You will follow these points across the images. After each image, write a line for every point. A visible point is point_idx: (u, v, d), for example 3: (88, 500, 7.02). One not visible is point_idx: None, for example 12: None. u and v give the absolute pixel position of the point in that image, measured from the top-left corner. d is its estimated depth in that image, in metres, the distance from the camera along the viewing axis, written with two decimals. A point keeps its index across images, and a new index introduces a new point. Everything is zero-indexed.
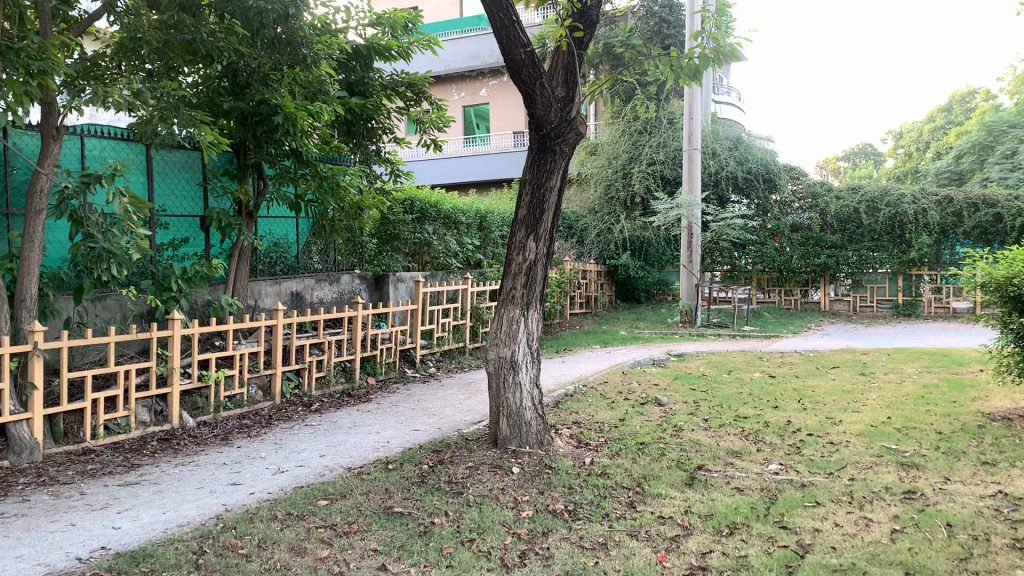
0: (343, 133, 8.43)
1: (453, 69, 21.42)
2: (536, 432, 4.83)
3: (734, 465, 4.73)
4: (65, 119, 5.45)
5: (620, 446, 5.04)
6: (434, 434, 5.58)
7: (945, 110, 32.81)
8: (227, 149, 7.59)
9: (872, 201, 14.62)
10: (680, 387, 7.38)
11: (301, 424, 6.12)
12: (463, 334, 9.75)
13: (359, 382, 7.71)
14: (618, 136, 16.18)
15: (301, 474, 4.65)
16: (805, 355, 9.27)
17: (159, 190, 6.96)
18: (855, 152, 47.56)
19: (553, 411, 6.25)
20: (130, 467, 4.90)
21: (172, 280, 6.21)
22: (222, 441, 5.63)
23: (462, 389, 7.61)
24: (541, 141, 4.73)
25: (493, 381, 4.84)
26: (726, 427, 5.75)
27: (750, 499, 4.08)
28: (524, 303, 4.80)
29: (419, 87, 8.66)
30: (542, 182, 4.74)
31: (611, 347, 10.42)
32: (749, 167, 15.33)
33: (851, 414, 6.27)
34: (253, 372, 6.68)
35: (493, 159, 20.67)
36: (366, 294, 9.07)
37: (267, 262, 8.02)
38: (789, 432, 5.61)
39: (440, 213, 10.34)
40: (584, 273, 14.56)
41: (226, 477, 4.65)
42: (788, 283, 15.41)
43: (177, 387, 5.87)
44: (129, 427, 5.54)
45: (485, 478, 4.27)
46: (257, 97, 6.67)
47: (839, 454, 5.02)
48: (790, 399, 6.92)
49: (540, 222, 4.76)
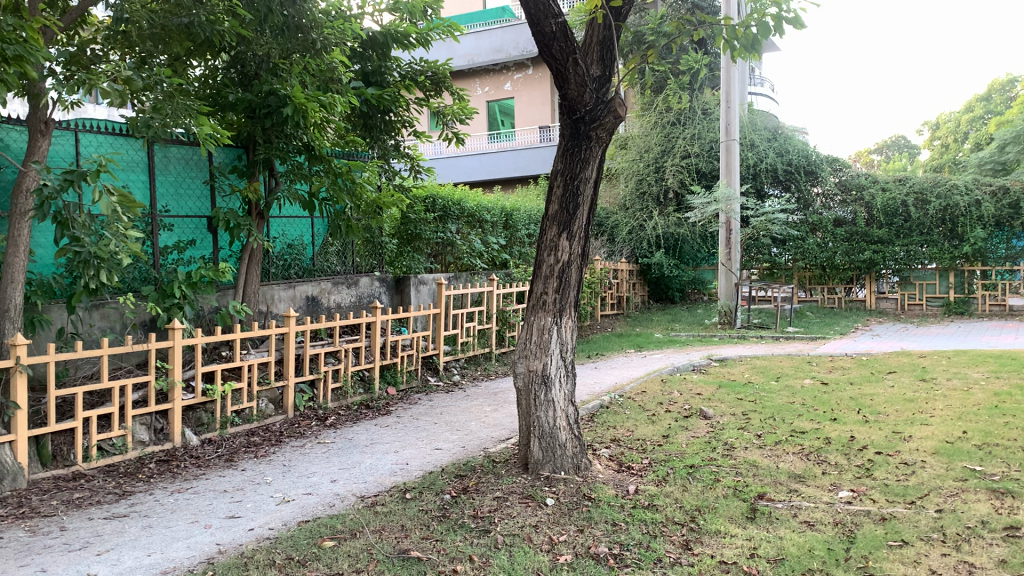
0: (360, 126, 7.92)
1: (477, 63, 20.98)
2: (572, 456, 4.27)
3: (800, 493, 4.14)
4: (54, 112, 5.05)
5: (667, 470, 4.47)
6: (458, 454, 5.06)
7: (984, 100, 31.67)
8: (235, 145, 7.14)
9: (921, 192, 13.90)
10: (726, 396, 6.80)
11: (313, 442, 5.61)
12: (489, 339, 9.22)
13: (379, 393, 7.20)
14: (650, 128, 15.57)
15: (308, 505, 4.12)
16: (858, 359, 8.62)
17: (162, 189, 6.52)
18: (889, 145, 46.47)
19: (588, 426, 5.70)
20: (121, 495, 4.41)
21: (175, 286, 5.77)
22: (227, 462, 5.13)
23: (489, 400, 7.07)
24: (574, 126, 4.18)
25: (523, 398, 4.29)
26: (783, 445, 5.15)
27: (823, 537, 3.51)
28: (556, 310, 4.25)
29: (440, 77, 8.13)
30: (576, 172, 4.18)
31: (646, 351, 9.83)
32: (789, 158, 14.78)
33: (921, 427, 5.65)
34: (263, 385, 6.18)
35: (518, 155, 20.05)
36: (386, 298, 8.57)
37: (281, 265, 7.56)
38: (855, 451, 5.00)
39: (464, 212, 9.83)
40: (616, 272, 13.95)
41: (224, 508, 4.13)
42: (830, 281, 14.73)
43: (178, 403, 5.39)
44: (126, 447, 5.07)
45: (515, 512, 3.72)
46: (265, 87, 6.18)
47: (918, 479, 4.39)
48: (849, 410, 6.31)
49: (574, 218, 4.19)
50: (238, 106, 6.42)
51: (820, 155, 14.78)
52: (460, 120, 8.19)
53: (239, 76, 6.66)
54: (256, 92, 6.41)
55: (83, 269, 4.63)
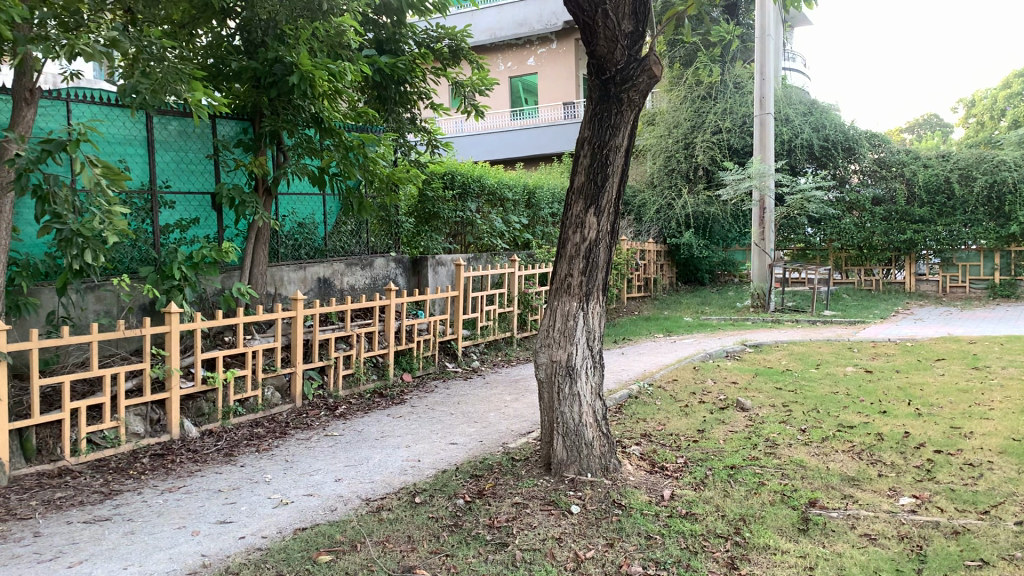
0: (373, 97, 7.49)
1: (499, 37, 20.55)
2: (600, 456, 3.85)
3: (856, 499, 3.68)
4: (40, 78, 4.65)
5: (705, 471, 4.03)
6: (474, 450, 4.65)
7: (1022, 76, 30.67)
8: (241, 116, 6.72)
9: (966, 169, 13.23)
10: (764, 386, 6.34)
11: (319, 435, 5.22)
12: (511, 323, 8.79)
13: (393, 380, 6.80)
14: (680, 103, 15.03)
15: (307, 509, 3.73)
16: (903, 345, 8.10)
17: (162, 163, 6.14)
18: (920, 123, 45.39)
19: (616, 419, 5.27)
20: (108, 495, 4.04)
21: (173, 267, 5.43)
22: (226, 458, 4.76)
23: (509, 389, 6.64)
24: (602, 88, 3.73)
25: (545, 391, 3.88)
26: (831, 442, 4.70)
27: (888, 554, 3.06)
28: (583, 294, 3.82)
29: (459, 46, 7.68)
30: (606, 140, 3.72)
31: (676, 336, 9.37)
32: (826, 134, 14.20)
33: (982, 421, 5.16)
34: (269, 372, 5.80)
35: (541, 132, 19.51)
36: (402, 280, 8.19)
37: (291, 245, 7.15)
38: (911, 449, 4.52)
39: (484, 189, 9.39)
40: (643, 253, 13.47)
41: (216, 512, 3.75)
42: (868, 262, 14.19)
43: (176, 392, 5.01)
44: (118, 440, 4.71)
45: (536, 521, 3.31)
46: (270, 54, 5.76)
47: (987, 483, 3.91)
48: (898, 401, 5.82)
49: (602, 191, 3.74)
50: (243, 75, 6.02)
51: (858, 130, 14.23)
52: (480, 91, 7.73)
53: (244, 42, 6.24)
54: (261, 60, 5.99)
55: (65, 248, 4.27)
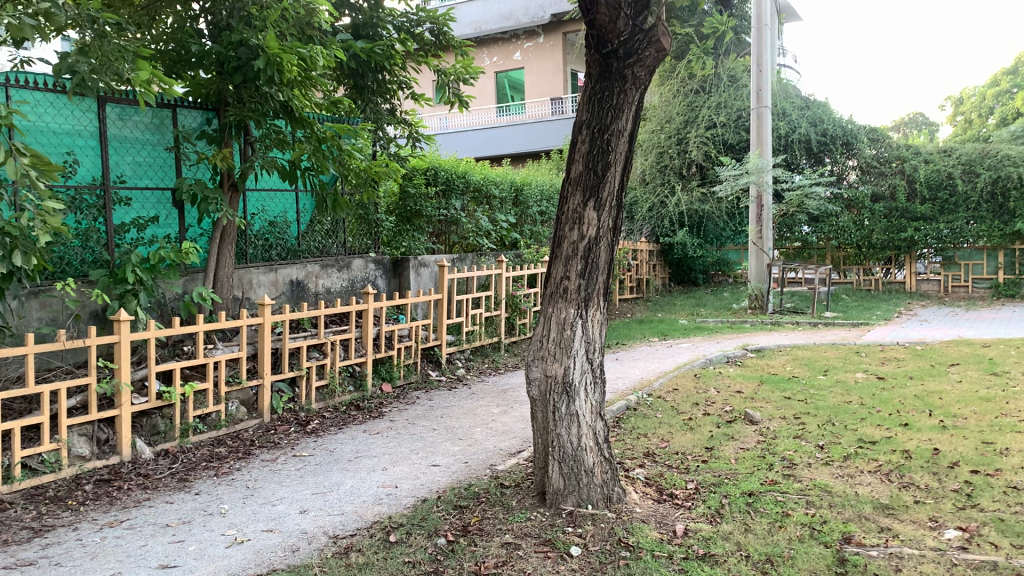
0: (349, 87, 6.98)
1: (484, 30, 20.15)
2: (601, 485, 3.36)
3: (895, 532, 3.22)
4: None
5: (720, 499, 3.56)
6: (459, 474, 4.16)
7: (1010, 73, 30.48)
8: (205, 106, 6.18)
9: (969, 164, 12.87)
10: (772, 394, 5.90)
11: (287, 456, 4.71)
12: (498, 327, 8.29)
13: (371, 391, 6.28)
14: (671, 97, 14.58)
15: (265, 549, 3.23)
16: (914, 349, 7.66)
17: (115, 155, 5.63)
18: (908, 122, 45.26)
19: (615, 435, 4.80)
20: (39, 532, 3.53)
21: (127, 271, 4.92)
22: (180, 484, 4.24)
23: (497, 401, 6.15)
24: (603, 63, 3.24)
25: (539, 411, 3.40)
26: (854, 461, 4.23)
27: None
28: (581, 299, 3.34)
29: (441, 31, 7.21)
30: (606, 123, 3.24)
31: (672, 339, 8.92)
32: (824, 128, 13.84)
33: (1015, 434, 4.71)
34: (233, 384, 5.27)
35: (528, 129, 18.96)
36: (382, 282, 7.70)
37: (261, 245, 6.64)
38: (945, 469, 4.06)
39: (470, 185, 8.91)
40: (636, 253, 13.02)
41: (159, 553, 3.24)
42: (867, 260, 13.84)
43: (126, 409, 4.48)
44: (58, 465, 4.19)
45: (530, 568, 2.83)
46: (233, 36, 5.21)
47: None
48: (919, 412, 5.37)
49: (603, 183, 3.26)
50: (205, 60, 5.49)
51: (857, 124, 13.87)
52: (464, 80, 7.18)
53: (209, 25, 5.71)
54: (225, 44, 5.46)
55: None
